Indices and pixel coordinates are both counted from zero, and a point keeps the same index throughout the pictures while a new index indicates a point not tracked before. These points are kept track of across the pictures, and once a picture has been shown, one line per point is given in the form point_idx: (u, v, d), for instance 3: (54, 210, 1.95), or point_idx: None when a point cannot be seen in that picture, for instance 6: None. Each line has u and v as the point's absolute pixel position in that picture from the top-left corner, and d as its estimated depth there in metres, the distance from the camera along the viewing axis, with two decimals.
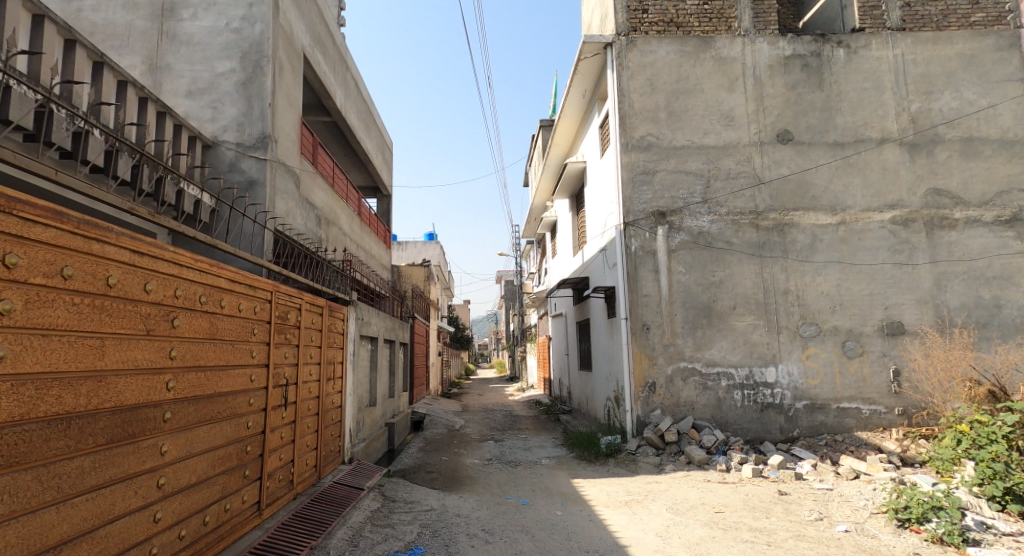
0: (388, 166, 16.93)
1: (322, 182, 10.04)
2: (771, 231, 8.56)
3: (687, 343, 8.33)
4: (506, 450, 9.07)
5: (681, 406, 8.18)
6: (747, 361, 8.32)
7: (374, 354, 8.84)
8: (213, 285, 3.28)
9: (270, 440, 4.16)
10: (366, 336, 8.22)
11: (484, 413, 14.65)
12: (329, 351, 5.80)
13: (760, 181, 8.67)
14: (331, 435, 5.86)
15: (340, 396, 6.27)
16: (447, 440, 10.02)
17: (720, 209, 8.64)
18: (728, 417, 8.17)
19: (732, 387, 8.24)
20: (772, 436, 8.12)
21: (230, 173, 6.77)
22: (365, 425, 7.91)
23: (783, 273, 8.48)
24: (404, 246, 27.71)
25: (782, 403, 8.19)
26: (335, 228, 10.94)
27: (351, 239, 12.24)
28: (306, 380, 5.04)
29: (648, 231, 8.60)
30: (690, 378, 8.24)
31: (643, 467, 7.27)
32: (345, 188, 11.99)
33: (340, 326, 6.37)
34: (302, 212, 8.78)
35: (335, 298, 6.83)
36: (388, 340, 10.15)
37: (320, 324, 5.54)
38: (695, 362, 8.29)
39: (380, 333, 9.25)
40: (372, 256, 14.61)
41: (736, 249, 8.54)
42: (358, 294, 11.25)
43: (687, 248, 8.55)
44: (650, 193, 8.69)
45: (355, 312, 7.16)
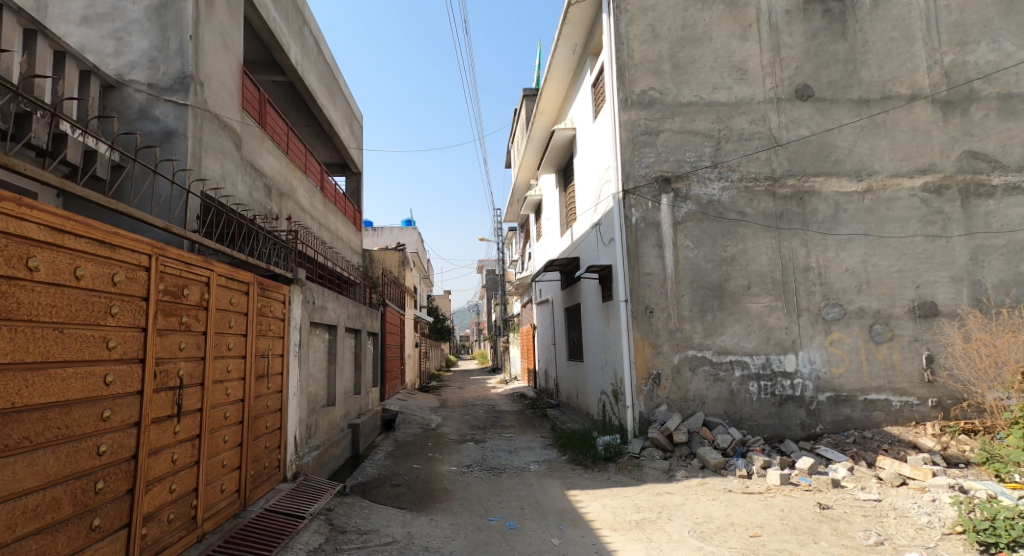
0: (357, 141, 15.62)
1: (272, 146, 8.73)
2: (790, 200, 7.50)
3: (696, 329, 7.31)
4: (488, 454, 7.93)
5: (690, 401, 7.15)
6: (763, 348, 7.27)
7: (333, 344, 7.61)
8: (14, 235, 2.07)
9: (151, 467, 2.94)
10: (322, 323, 6.99)
11: (464, 408, 13.46)
12: (257, 341, 4.56)
13: (776, 143, 7.58)
14: (264, 448, 4.64)
15: (280, 397, 5.05)
16: (421, 442, 8.83)
17: (731, 174, 7.56)
18: (743, 413, 7.13)
19: (747, 378, 7.20)
20: (793, 433, 7.08)
21: (142, 122, 5.54)
22: (321, 428, 6.69)
23: (803, 247, 7.42)
24: (379, 232, 26.24)
25: (803, 396, 7.15)
26: (290, 201, 9.65)
27: (311, 216, 10.95)
28: (218, 380, 3.80)
29: (651, 200, 7.52)
30: (700, 368, 7.22)
31: (650, 474, 6.18)
32: (302, 158, 10.70)
33: (281, 308, 5.18)
34: (244, 179, 7.50)
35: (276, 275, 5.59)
36: (351, 329, 8.90)
37: (245, 306, 4.32)
38: (704, 351, 7.26)
39: (342, 322, 8.00)
40: (339, 238, 13.29)
41: (750, 221, 7.48)
42: (320, 277, 9.97)
43: (695, 220, 7.49)
44: (653, 156, 7.58)
45: (303, 293, 5.92)
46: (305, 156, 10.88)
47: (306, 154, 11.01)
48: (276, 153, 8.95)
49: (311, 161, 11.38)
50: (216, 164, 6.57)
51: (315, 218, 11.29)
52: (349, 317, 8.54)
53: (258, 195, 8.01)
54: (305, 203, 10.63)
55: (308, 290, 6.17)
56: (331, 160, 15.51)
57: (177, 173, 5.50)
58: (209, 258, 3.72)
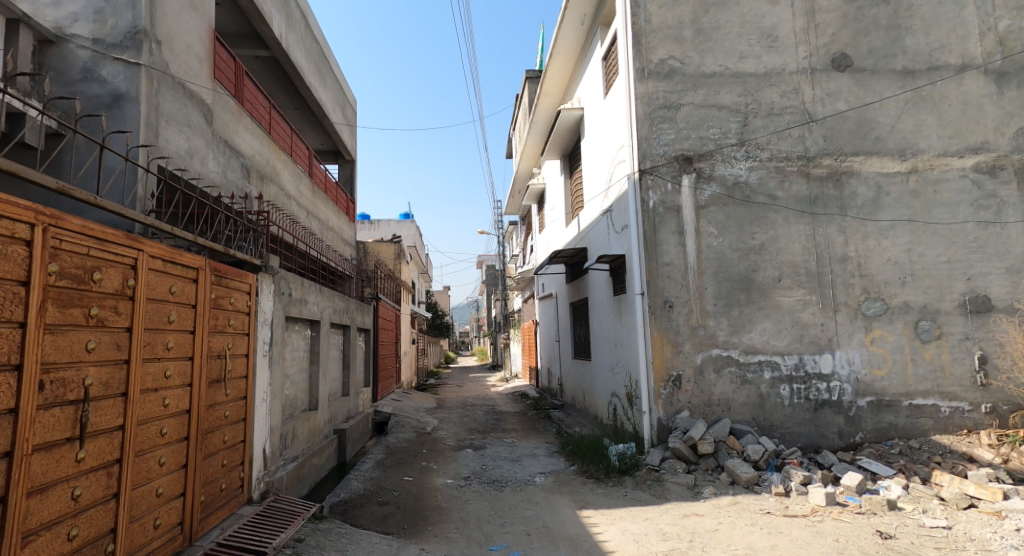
0: (350, 126, 14.86)
1: (251, 123, 7.96)
2: (826, 182, 6.72)
3: (721, 325, 6.56)
4: (488, 464, 7.18)
5: (715, 406, 6.40)
6: (796, 347, 6.51)
7: (315, 341, 6.87)
8: None
9: (31, 511, 2.18)
10: (301, 318, 6.23)
11: (462, 409, 12.70)
12: (211, 339, 3.80)
13: (811, 118, 6.79)
14: (220, 466, 3.88)
15: (242, 405, 4.28)
16: (415, 449, 8.08)
17: (759, 152, 6.78)
18: (773, 420, 6.37)
19: (778, 381, 6.44)
20: (829, 443, 6.32)
21: (85, 83, 4.78)
22: (300, 437, 5.94)
23: (840, 235, 6.65)
24: (375, 224, 25.41)
25: (841, 401, 6.39)
26: (272, 186, 8.89)
27: (296, 203, 10.18)
28: (150, 389, 3.05)
29: (671, 181, 6.76)
30: (725, 370, 6.47)
31: (673, 491, 5.43)
32: (287, 139, 9.92)
33: (246, 300, 4.42)
34: (216, 157, 6.73)
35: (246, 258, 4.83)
36: (338, 324, 8.13)
37: (192, 297, 3.55)
38: (730, 350, 6.51)
39: (327, 317, 7.25)
40: (329, 228, 12.52)
41: (781, 205, 6.71)
42: (306, 269, 9.20)
43: (720, 203, 6.73)
44: (673, 132, 6.80)
45: (276, 284, 5.17)
46: (291, 139, 10.13)
47: (292, 136, 10.24)
48: (257, 132, 8.17)
49: (298, 144, 10.63)
50: (180, 138, 5.81)
51: (302, 206, 10.53)
52: (336, 311, 7.79)
53: (234, 176, 7.24)
54: (290, 188, 9.87)
55: (282, 280, 5.41)
56: (323, 146, 14.74)
57: (127, 144, 4.74)
58: (138, 235, 2.95)
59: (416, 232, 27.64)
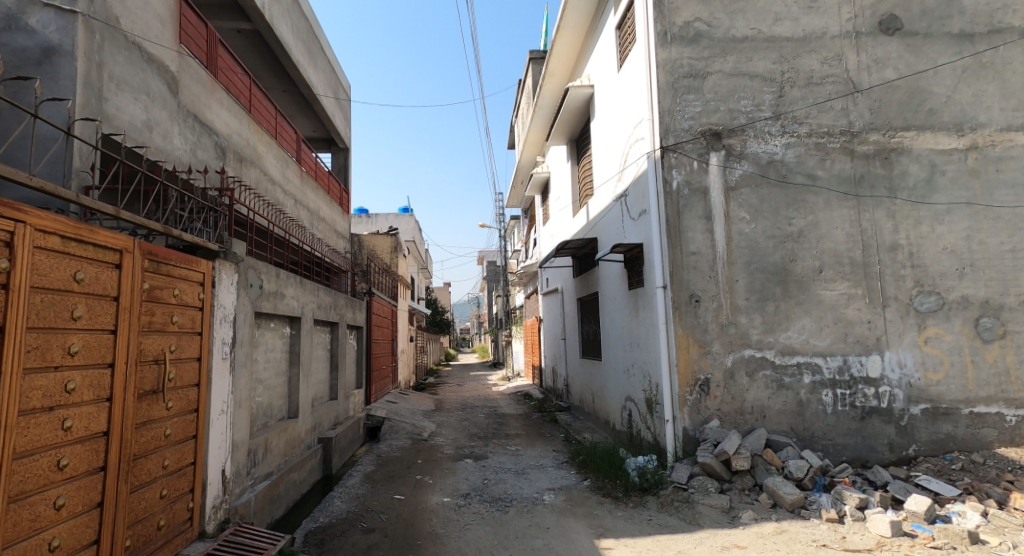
0: (343, 112, 14.10)
1: (227, 98, 7.20)
2: (872, 160, 5.93)
3: (754, 323, 5.80)
4: (490, 477, 6.43)
5: (747, 415, 5.65)
6: (840, 347, 5.73)
7: (294, 341, 6.11)
8: None
9: None
10: (276, 314, 5.47)
11: (461, 411, 11.94)
12: (145, 340, 3.04)
13: (855, 88, 6.00)
14: (158, 498, 3.11)
15: (191, 420, 3.51)
16: (409, 459, 7.32)
17: (797, 127, 5.99)
18: (814, 430, 5.60)
19: (820, 386, 5.67)
20: (878, 457, 5.56)
21: (11, 35, 4.04)
22: (274, 450, 5.18)
23: (889, 220, 5.87)
24: (373, 218, 24.63)
25: (891, 409, 5.62)
26: (253, 169, 8.13)
27: (281, 189, 9.41)
28: (40, 408, 2.30)
29: (697, 159, 5.98)
30: (759, 373, 5.71)
31: (706, 515, 4.66)
32: (272, 120, 9.15)
33: (197, 292, 3.63)
34: (184, 133, 5.97)
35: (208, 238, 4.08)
36: (324, 320, 7.37)
37: (112, 288, 2.76)
38: (765, 351, 5.75)
39: (309, 314, 6.50)
40: (320, 219, 11.75)
41: (821, 186, 5.93)
42: (292, 260, 8.45)
43: (753, 185, 5.96)
44: (699, 104, 6.02)
45: (242, 273, 4.41)
46: (276, 120, 9.37)
47: (277, 117, 9.46)
48: (234, 109, 7.41)
49: (284, 127, 9.86)
50: (136, 106, 5.06)
51: (289, 194, 9.79)
52: (321, 308, 7.04)
53: (205, 155, 6.49)
54: (275, 173, 9.12)
55: (251, 270, 4.64)
56: (315, 132, 14.00)
57: (63, 108, 4.00)
58: (15, 202, 2.17)
59: (415, 225, 26.87)
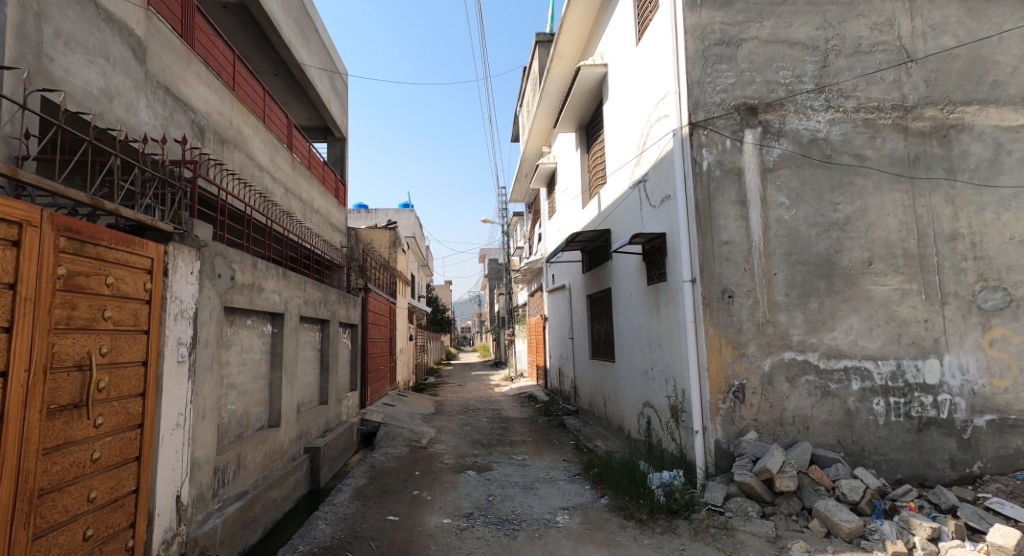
0: (339, 99, 13.46)
1: (206, 72, 6.54)
2: (929, 138, 5.26)
3: (795, 322, 5.13)
4: (495, 493, 5.76)
5: (789, 426, 4.98)
6: (893, 350, 5.06)
7: (276, 340, 5.45)
8: None
9: None
10: (252, 310, 4.81)
11: (463, 415, 11.29)
12: (60, 341, 2.39)
13: (908, 58, 5.32)
14: (81, 541, 2.46)
15: (134, 439, 2.85)
16: (406, 471, 6.67)
17: (843, 101, 5.31)
18: (864, 444, 4.93)
19: (871, 394, 5.00)
20: (938, 474, 4.89)
21: None
22: (250, 466, 4.53)
23: (948, 206, 5.19)
24: (371, 212, 23.98)
25: (953, 420, 4.95)
26: (238, 153, 7.48)
27: (270, 176, 8.76)
28: None
29: (730, 137, 5.30)
30: (801, 379, 5.05)
31: (750, 546, 4.00)
32: (259, 102, 8.50)
33: (141, 282, 2.96)
34: (155, 106, 5.33)
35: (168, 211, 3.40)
36: (313, 317, 6.71)
37: (5, 273, 2.11)
38: (808, 353, 5.08)
39: (294, 310, 5.84)
40: (314, 211, 11.11)
41: (871, 168, 5.25)
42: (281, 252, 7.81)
43: (794, 166, 5.28)
44: (733, 75, 5.34)
45: (206, 260, 3.74)
46: (264, 102, 8.73)
47: (265, 99, 8.80)
48: (214, 84, 6.75)
49: (273, 110, 9.22)
50: (91, 70, 4.40)
51: (280, 182, 9.15)
52: (308, 304, 6.39)
53: (180, 133, 5.83)
54: (263, 159, 8.48)
55: (220, 257, 3.98)
56: (309, 120, 13.37)
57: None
58: None
59: (415, 221, 26.23)
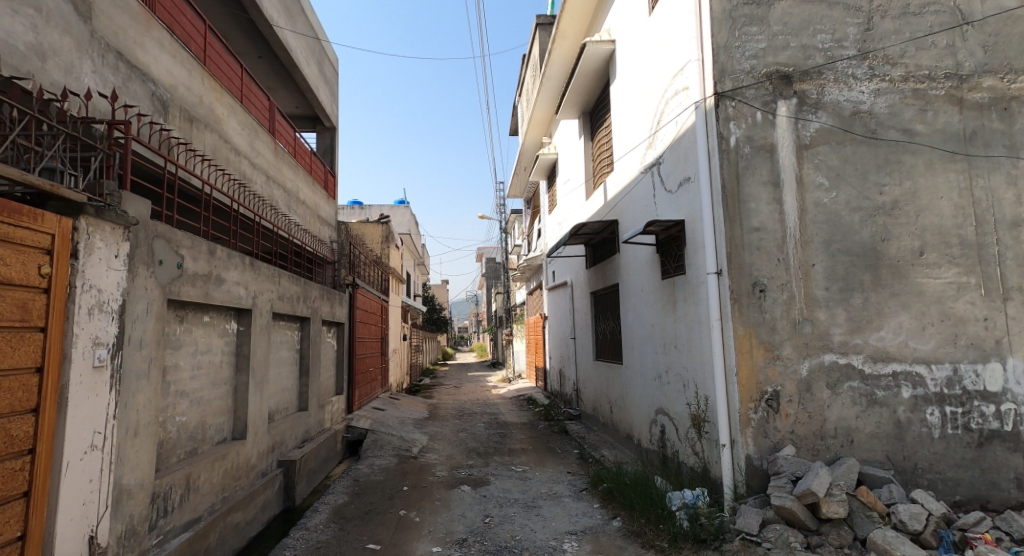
0: (328, 86, 12.82)
1: (170, 40, 5.87)
2: (987, 111, 4.61)
3: (836, 320, 4.48)
4: (492, 513, 5.09)
5: (830, 440, 4.33)
6: (949, 352, 4.41)
7: (242, 340, 4.78)
8: None
9: None
10: (210, 305, 4.14)
11: (458, 420, 10.63)
12: None
13: (963, 20, 4.68)
14: None
15: (19, 470, 2.19)
16: (393, 486, 6.00)
17: (890, 69, 4.66)
18: (918, 461, 4.28)
19: (925, 402, 4.35)
20: (1002, 496, 4.25)
21: None
22: (204, 488, 3.85)
23: (1009, 188, 4.56)
24: (365, 208, 23.29)
25: (1017, 432, 4.32)
26: (210, 133, 6.82)
27: (249, 162, 8.08)
28: None
29: (761, 109, 4.65)
30: (843, 385, 4.40)
31: None
32: (236, 81, 7.82)
33: (35, 264, 2.30)
34: (105, 72, 4.66)
35: (88, 181, 2.72)
36: (291, 314, 6.05)
37: None
38: (850, 356, 4.44)
39: (266, 305, 5.18)
40: (300, 202, 10.45)
41: (923, 145, 4.60)
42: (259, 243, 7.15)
43: (834, 142, 4.63)
44: (764, 38, 4.69)
45: (141, 243, 3.07)
46: (242, 81, 8.05)
47: (244, 78, 8.13)
48: (180, 55, 6.08)
49: (253, 91, 8.54)
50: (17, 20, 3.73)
51: (261, 169, 8.48)
52: (283, 299, 5.72)
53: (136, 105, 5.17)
54: (241, 142, 7.81)
55: (162, 240, 3.32)
56: (297, 107, 12.73)
57: None
58: None
59: (411, 218, 25.60)
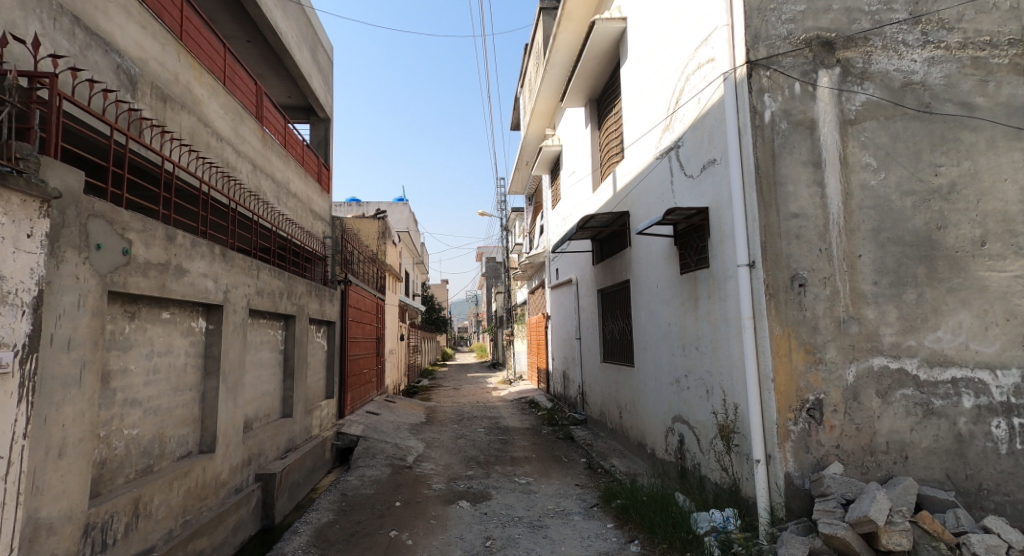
0: (321, 75, 12.30)
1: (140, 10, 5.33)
2: None
3: (886, 318, 3.93)
4: (494, 535, 4.54)
5: (881, 456, 3.78)
6: (1015, 356, 3.87)
7: (211, 341, 4.24)
8: None
9: None
10: (169, 298, 3.60)
11: (457, 424, 10.09)
12: None
13: None
14: None
15: None
16: (385, 501, 5.46)
17: (945, 35, 4.12)
18: (982, 480, 3.74)
19: (989, 413, 3.81)
20: None
21: None
22: (159, 513, 3.31)
23: None
24: (362, 205, 22.75)
25: None
26: (189, 115, 6.28)
27: (233, 149, 7.55)
28: None
29: (799, 80, 4.11)
30: (895, 394, 3.85)
31: None
32: (218, 62, 7.29)
33: None
34: (58, 36, 4.13)
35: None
36: (272, 311, 5.52)
37: None
38: (903, 361, 3.89)
39: (241, 301, 4.64)
40: (292, 195, 9.93)
41: (983, 121, 4.06)
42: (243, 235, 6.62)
43: (882, 117, 4.08)
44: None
45: (68, 222, 2.53)
46: (225, 62, 7.53)
47: (227, 60, 7.59)
48: (152, 26, 5.54)
49: (238, 73, 8.01)
50: None
51: (247, 158, 7.96)
52: (263, 295, 5.18)
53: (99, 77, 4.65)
54: (223, 127, 7.27)
55: (101, 220, 2.78)
56: (289, 96, 12.21)
57: None
58: None
59: (410, 215, 25.11)
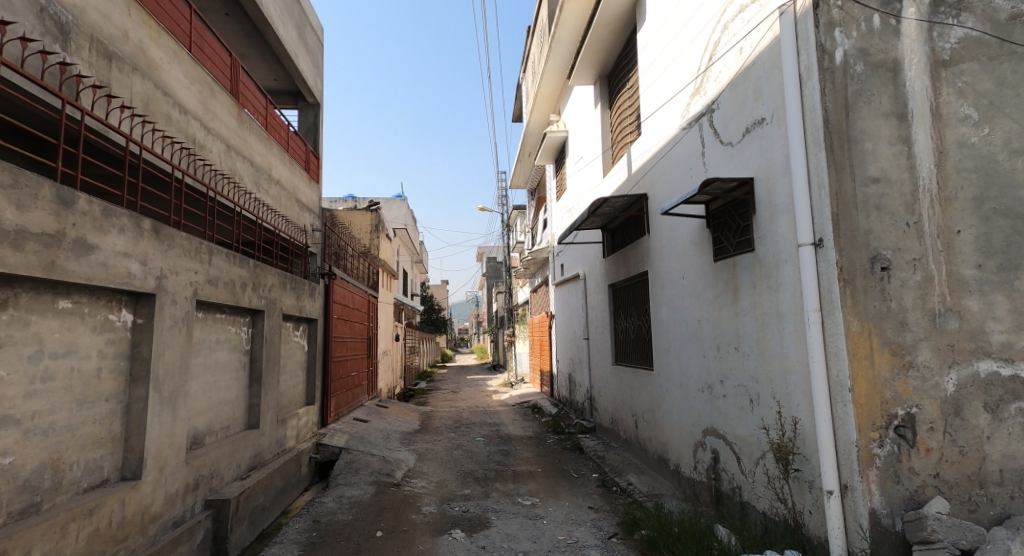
0: (309, 56, 11.49)
1: None
2: None
3: (994, 312, 3.07)
4: None
5: (994, 490, 2.92)
6: None
7: (140, 339, 3.41)
8: None
9: None
10: (68, 282, 2.77)
11: (453, 432, 9.25)
12: None
13: None
14: None
15: None
16: (363, 531, 4.61)
17: None
18: None
19: None
20: None
21: None
22: None
23: None
24: (359, 201, 21.95)
25: None
26: (146, 81, 5.47)
27: (203, 124, 6.73)
28: None
29: (878, 11, 3.26)
30: (1010, 409, 2.98)
31: None
32: (182, 26, 6.45)
33: None
34: None
35: None
36: (232, 304, 4.70)
37: None
38: (1018, 366, 3.02)
39: (184, 291, 3.81)
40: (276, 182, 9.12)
41: None
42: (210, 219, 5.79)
43: (984, 57, 3.22)
44: None
45: None
46: (191, 26, 6.68)
47: (195, 25, 6.76)
48: None
49: (210, 42, 7.19)
50: None
51: (220, 138, 7.13)
52: (217, 285, 4.35)
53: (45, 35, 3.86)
54: (189, 98, 6.46)
55: None
56: (276, 79, 11.41)
57: None
58: None
59: (407, 211, 24.27)
